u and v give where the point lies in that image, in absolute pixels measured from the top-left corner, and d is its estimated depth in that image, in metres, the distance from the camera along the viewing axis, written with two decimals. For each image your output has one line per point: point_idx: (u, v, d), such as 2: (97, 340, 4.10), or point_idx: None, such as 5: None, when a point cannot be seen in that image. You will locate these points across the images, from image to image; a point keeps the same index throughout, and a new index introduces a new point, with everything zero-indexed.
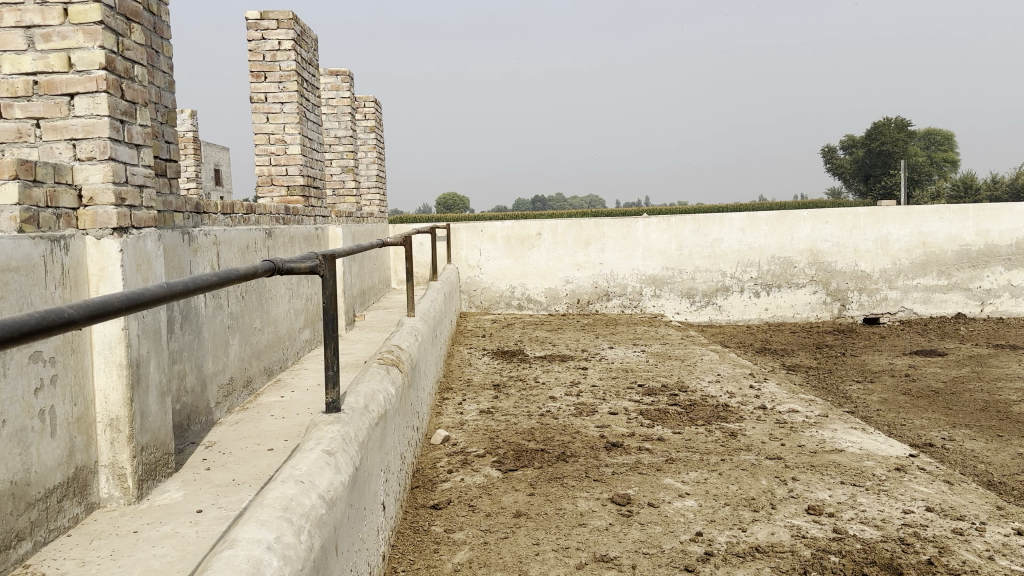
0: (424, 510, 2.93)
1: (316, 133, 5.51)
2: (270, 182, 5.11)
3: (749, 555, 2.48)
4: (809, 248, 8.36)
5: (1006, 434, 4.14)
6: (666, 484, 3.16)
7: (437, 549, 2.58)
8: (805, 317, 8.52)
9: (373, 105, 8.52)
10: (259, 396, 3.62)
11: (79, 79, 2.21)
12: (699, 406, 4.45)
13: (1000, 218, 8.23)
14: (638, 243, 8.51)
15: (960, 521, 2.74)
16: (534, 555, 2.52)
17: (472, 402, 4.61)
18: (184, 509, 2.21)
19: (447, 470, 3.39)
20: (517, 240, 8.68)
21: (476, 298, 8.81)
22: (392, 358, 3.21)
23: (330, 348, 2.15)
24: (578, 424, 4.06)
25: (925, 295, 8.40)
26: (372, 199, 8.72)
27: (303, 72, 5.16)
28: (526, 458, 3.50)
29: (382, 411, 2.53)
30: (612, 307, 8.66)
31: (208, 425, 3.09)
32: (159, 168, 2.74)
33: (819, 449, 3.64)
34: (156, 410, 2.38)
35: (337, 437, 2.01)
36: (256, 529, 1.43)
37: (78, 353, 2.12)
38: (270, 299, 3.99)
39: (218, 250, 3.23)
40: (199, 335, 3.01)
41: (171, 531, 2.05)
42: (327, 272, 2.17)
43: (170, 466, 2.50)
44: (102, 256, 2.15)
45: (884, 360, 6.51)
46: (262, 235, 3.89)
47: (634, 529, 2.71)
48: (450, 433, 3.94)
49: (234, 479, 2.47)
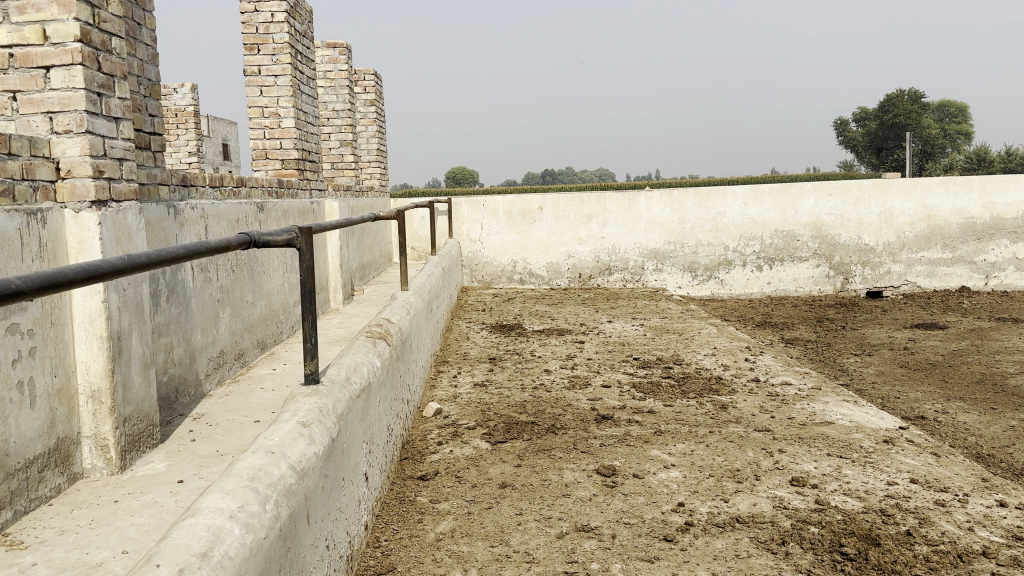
0: (411, 480, 2.96)
1: (311, 106, 5.50)
2: (265, 156, 5.12)
3: (728, 525, 2.49)
4: (812, 221, 8.31)
5: (1000, 407, 4.14)
6: (652, 456, 3.18)
7: (421, 519, 2.61)
8: (808, 291, 8.49)
9: (373, 78, 8.42)
10: (250, 369, 3.65)
11: (54, 52, 2.20)
12: (692, 378, 4.47)
13: (1006, 189, 8.15)
14: (640, 217, 8.48)
15: (943, 492, 2.74)
16: (516, 525, 2.54)
17: (466, 375, 4.63)
18: (166, 479, 2.24)
19: (436, 442, 3.41)
20: (518, 215, 8.66)
21: (478, 273, 8.81)
22: (380, 331, 3.21)
23: (308, 322, 2.15)
24: (570, 397, 4.08)
25: (930, 269, 8.35)
26: (372, 173, 8.70)
27: (297, 45, 5.13)
28: (516, 430, 3.52)
29: (364, 383, 2.53)
30: (614, 281, 8.65)
31: (198, 396, 3.12)
32: (142, 141, 2.74)
33: (808, 421, 3.64)
34: (139, 381, 2.40)
35: (313, 409, 2.02)
36: (219, 499, 1.45)
37: (58, 326, 2.14)
38: (263, 273, 4.00)
39: (205, 223, 3.23)
40: (186, 308, 3.02)
41: (151, 500, 2.07)
42: (304, 245, 2.16)
43: (155, 437, 2.52)
44: (80, 230, 2.17)
45: (885, 333, 6.49)
46: (253, 209, 3.89)
47: (618, 499, 2.73)
48: (443, 406, 3.97)
49: (218, 450, 2.49)
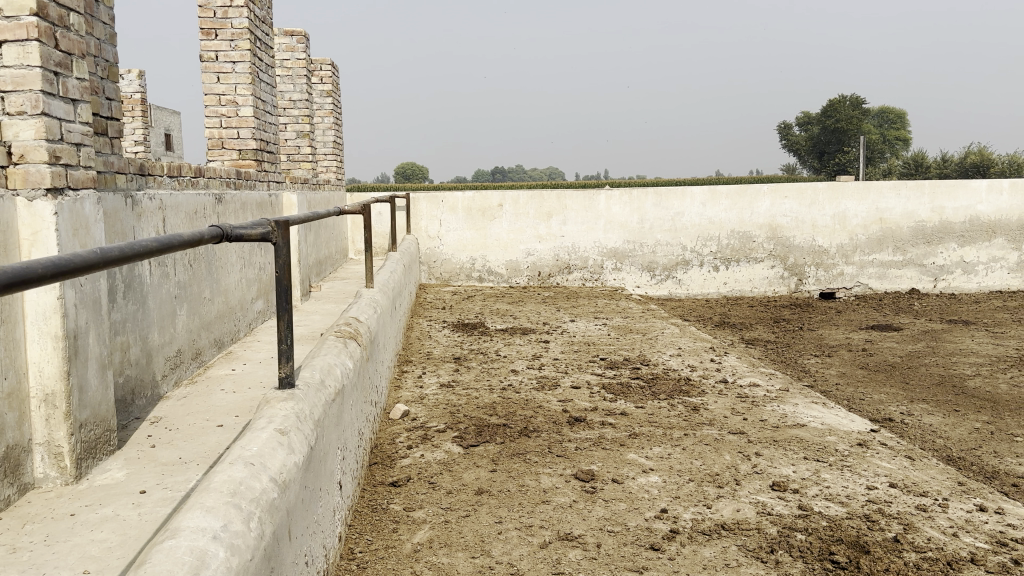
0: (382, 487, 2.83)
1: (269, 94, 5.30)
2: (221, 145, 4.91)
3: (714, 533, 2.44)
4: (768, 223, 8.38)
5: (962, 409, 4.19)
6: (629, 459, 3.11)
7: (396, 528, 2.49)
8: (763, 292, 8.56)
9: (330, 68, 8.19)
10: (208, 369, 3.47)
11: (6, 26, 2.02)
12: (661, 379, 4.43)
13: (956, 194, 8.35)
14: (600, 215, 8.44)
15: (924, 497, 2.73)
16: (496, 534, 2.45)
17: (432, 375, 4.52)
18: (126, 490, 2.08)
19: (406, 446, 3.28)
20: (477, 212, 8.54)
21: (436, 270, 8.67)
22: (350, 331, 3.07)
23: (284, 321, 2.02)
24: (540, 399, 4.00)
25: (881, 271, 8.50)
26: (328, 166, 8.50)
27: (257, 31, 4.94)
28: (488, 433, 3.42)
29: (338, 385, 2.40)
30: (573, 280, 8.60)
31: (155, 399, 2.94)
32: (99, 126, 2.56)
33: (781, 423, 3.63)
34: (96, 384, 2.24)
35: (290, 415, 1.89)
36: (200, 517, 1.32)
37: (8, 324, 1.96)
38: (221, 268, 3.81)
39: (163, 215, 3.05)
40: (144, 305, 2.85)
41: (111, 513, 1.92)
42: (281, 239, 2.02)
43: (112, 443, 2.36)
44: (35, 220, 2.00)
45: (841, 334, 6.56)
46: (211, 201, 3.69)
47: (599, 506, 2.65)
48: (410, 408, 3.84)
49: (181, 457, 2.34)
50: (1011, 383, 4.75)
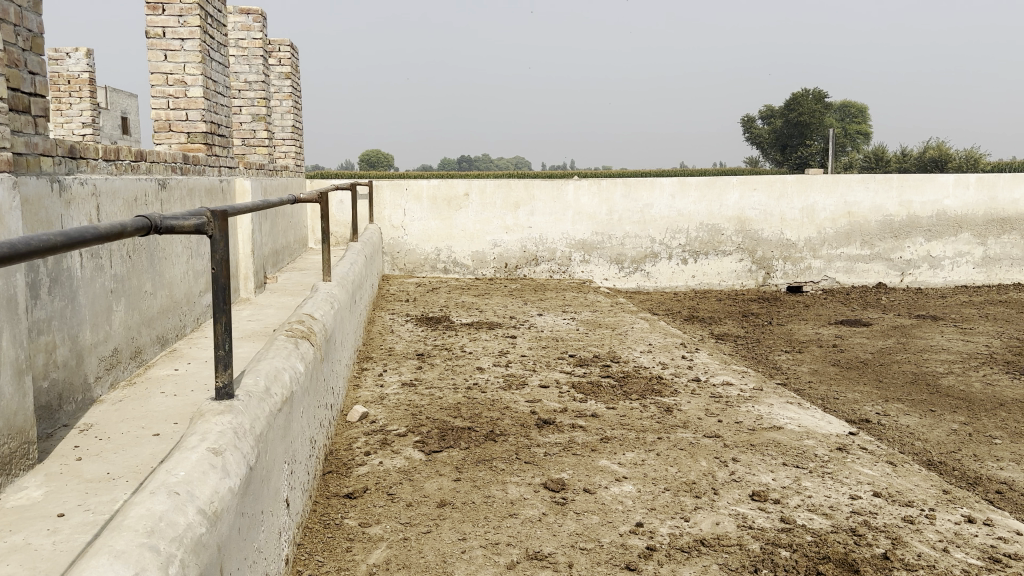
0: (336, 499, 2.62)
1: (221, 75, 5.03)
2: (168, 127, 4.65)
3: (693, 550, 2.27)
4: (737, 215, 8.27)
5: (938, 409, 4.10)
6: (601, 467, 2.93)
7: (350, 547, 2.28)
8: (731, 284, 8.44)
9: (289, 49, 7.89)
10: (149, 369, 3.22)
11: None
12: (632, 378, 4.26)
13: (923, 189, 8.33)
14: (568, 206, 8.27)
15: (909, 507, 2.60)
16: (459, 554, 2.25)
17: (393, 373, 4.30)
18: (43, 513, 1.85)
19: (364, 452, 3.07)
20: (443, 201, 8.30)
21: (399, 261, 8.41)
22: (302, 330, 2.84)
23: (221, 323, 1.80)
24: (507, 399, 3.81)
25: (848, 265, 8.45)
26: (287, 151, 8.21)
27: (207, 6, 4.66)
28: (452, 438, 3.22)
29: (286, 392, 2.18)
30: (540, 271, 8.43)
31: (86, 404, 2.69)
32: (20, 102, 2.32)
33: (757, 426, 3.48)
34: (10, 392, 2.00)
35: (226, 431, 1.67)
36: (105, 566, 1.10)
37: None
38: (164, 260, 3.55)
39: (97, 202, 2.79)
40: (73, 301, 2.60)
41: (22, 542, 1.69)
42: (218, 231, 1.80)
43: (32, 457, 2.12)
44: None
45: (811, 329, 6.47)
46: (153, 186, 3.43)
47: (570, 520, 2.47)
48: (369, 409, 3.63)
49: (109, 473, 2.10)
50: (984, 382, 4.68)
